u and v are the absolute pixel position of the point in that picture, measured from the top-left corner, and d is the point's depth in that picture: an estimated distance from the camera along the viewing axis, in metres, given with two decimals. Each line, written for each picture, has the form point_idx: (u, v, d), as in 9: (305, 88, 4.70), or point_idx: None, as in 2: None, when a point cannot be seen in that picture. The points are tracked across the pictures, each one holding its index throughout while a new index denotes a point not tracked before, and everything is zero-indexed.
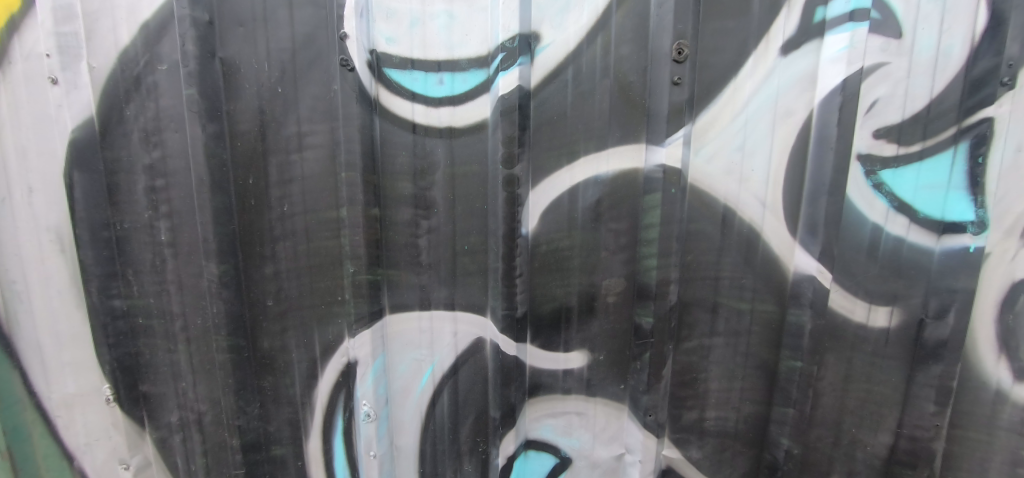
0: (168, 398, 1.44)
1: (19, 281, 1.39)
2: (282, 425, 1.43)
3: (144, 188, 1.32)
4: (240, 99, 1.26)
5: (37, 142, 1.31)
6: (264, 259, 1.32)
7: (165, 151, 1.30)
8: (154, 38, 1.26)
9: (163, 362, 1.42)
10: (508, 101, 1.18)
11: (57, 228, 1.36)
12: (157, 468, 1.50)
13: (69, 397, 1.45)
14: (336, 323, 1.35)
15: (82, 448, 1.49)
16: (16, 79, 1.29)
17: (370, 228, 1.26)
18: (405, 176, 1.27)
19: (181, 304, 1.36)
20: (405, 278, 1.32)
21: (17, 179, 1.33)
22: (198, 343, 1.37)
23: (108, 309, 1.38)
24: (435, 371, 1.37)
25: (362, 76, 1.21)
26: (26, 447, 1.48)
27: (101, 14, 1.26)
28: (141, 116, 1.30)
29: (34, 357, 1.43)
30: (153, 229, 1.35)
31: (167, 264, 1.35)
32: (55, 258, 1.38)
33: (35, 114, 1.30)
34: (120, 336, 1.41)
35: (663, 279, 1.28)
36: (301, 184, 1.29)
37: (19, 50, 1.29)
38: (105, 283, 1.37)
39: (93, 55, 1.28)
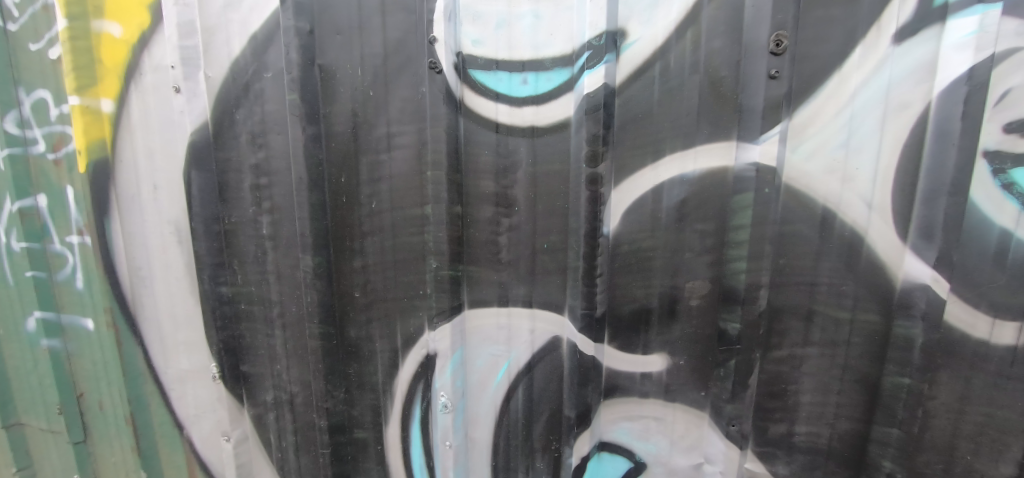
0: (265, 378, 1.55)
1: (144, 267, 1.57)
2: (365, 411, 1.51)
3: (250, 186, 1.44)
4: (336, 103, 1.34)
5: (163, 145, 1.48)
6: (353, 253, 1.40)
7: (269, 152, 1.41)
8: (263, 48, 1.37)
9: (261, 345, 1.53)
10: (593, 99, 1.17)
11: (175, 221, 1.52)
12: (253, 442, 1.61)
13: (182, 373, 1.61)
14: (418, 316, 1.39)
15: (190, 419, 1.64)
16: (148, 89, 1.47)
17: (453, 225, 1.30)
18: (487, 175, 1.29)
19: (279, 292, 1.47)
20: (485, 275, 1.34)
21: (146, 177, 1.51)
22: (293, 329, 1.48)
23: (217, 295, 1.52)
24: (512, 367, 1.39)
25: (449, 78, 1.25)
26: (146, 414, 1.67)
27: (218, 28, 1.40)
28: (249, 120, 1.42)
29: (155, 336, 1.61)
30: (256, 223, 1.46)
31: (268, 255, 1.46)
32: (173, 248, 1.54)
33: (162, 120, 1.47)
34: (226, 320, 1.54)
35: (753, 283, 1.22)
36: (388, 182, 1.35)
37: (150, 63, 1.46)
38: (215, 271, 1.50)
39: (210, 66, 1.42)
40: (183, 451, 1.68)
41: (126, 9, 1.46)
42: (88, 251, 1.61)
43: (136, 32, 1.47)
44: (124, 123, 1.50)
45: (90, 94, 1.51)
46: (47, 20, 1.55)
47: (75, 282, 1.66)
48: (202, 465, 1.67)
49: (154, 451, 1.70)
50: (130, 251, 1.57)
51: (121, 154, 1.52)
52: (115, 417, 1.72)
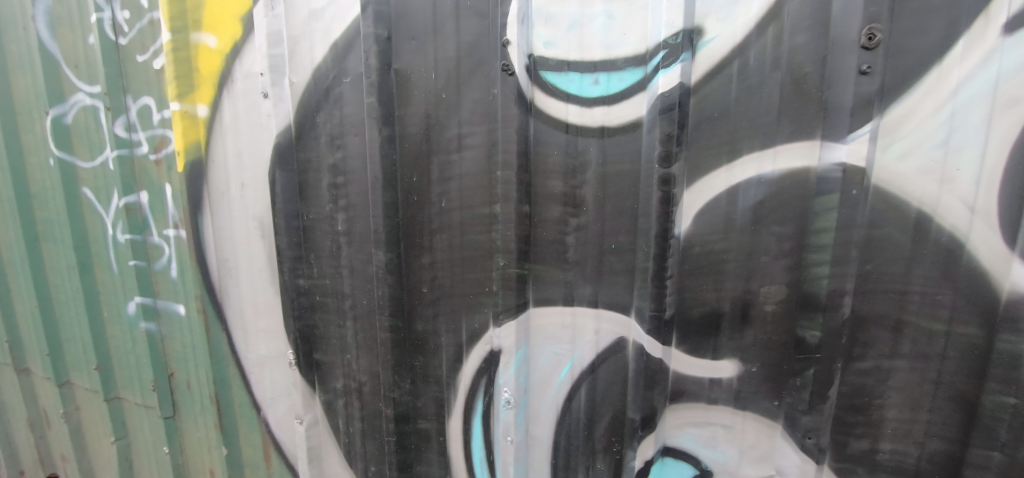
0: (336, 366, 1.64)
1: (231, 259, 1.70)
2: (428, 402, 1.56)
3: (328, 185, 1.53)
4: (411, 105, 1.40)
5: (252, 146, 1.60)
6: (423, 250, 1.45)
7: (346, 153, 1.49)
8: (343, 54, 1.45)
9: (334, 335, 1.62)
10: (668, 99, 1.15)
11: (259, 216, 1.63)
12: (323, 426, 1.71)
13: (261, 358, 1.73)
14: (483, 312, 1.43)
15: (268, 401, 1.76)
16: (238, 94, 1.59)
17: (521, 225, 1.33)
18: (556, 175, 1.31)
19: (351, 285, 1.55)
20: (551, 274, 1.36)
21: (235, 176, 1.64)
22: (363, 321, 1.55)
23: (295, 286, 1.62)
24: (575, 366, 1.39)
25: (521, 79, 1.27)
26: (228, 395, 1.81)
27: (302, 37, 1.49)
28: (328, 123, 1.50)
29: (239, 323, 1.73)
30: (332, 219, 1.54)
31: (342, 250, 1.54)
32: (257, 241, 1.66)
33: (251, 123, 1.59)
34: (303, 310, 1.64)
35: (835, 289, 1.15)
36: (458, 182, 1.39)
37: (240, 71, 1.58)
38: (294, 264, 1.60)
39: (295, 72, 1.52)
40: (259, 431, 1.81)
41: (222, 22, 1.59)
42: (183, 243, 1.77)
43: (229, 42, 1.59)
44: (217, 127, 1.64)
45: (188, 100, 1.65)
46: (152, 33, 1.70)
47: (170, 271, 1.82)
48: (277, 445, 1.78)
49: (234, 429, 1.84)
50: (219, 244, 1.70)
51: (214, 155, 1.66)
52: (200, 396, 1.87)
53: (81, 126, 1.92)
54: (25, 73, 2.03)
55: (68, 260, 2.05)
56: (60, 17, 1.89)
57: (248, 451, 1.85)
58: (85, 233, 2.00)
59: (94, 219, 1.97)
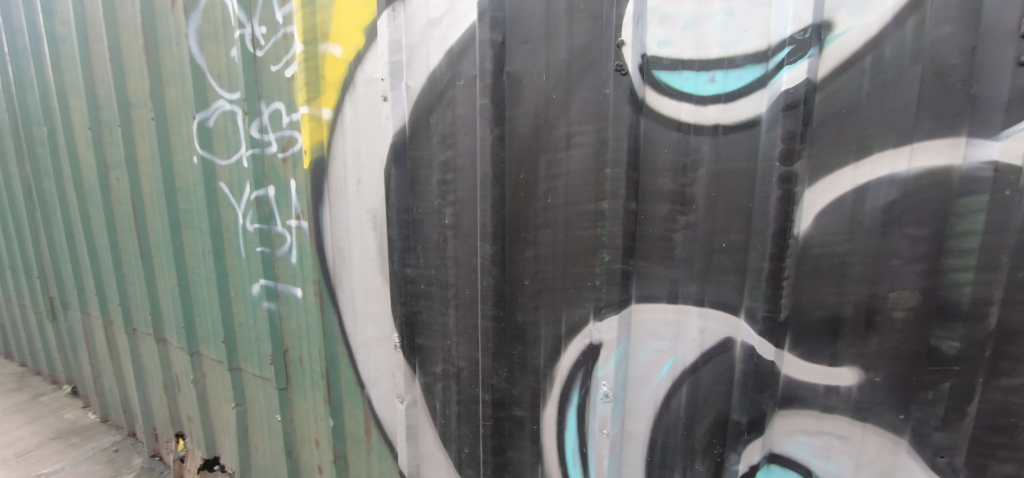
0: (436, 351, 1.75)
1: (345, 248, 1.87)
2: (524, 391, 1.62)
3: (438, 181, 1.64)
4: (521, 106, 1.48)
5: (370, 145, 1.75)
6: (527, 244, 1.52)
7: (456, 150, 1.59)
8: (458, 59, 1.55)
9: (436, 322, 1.73)
10: (793, 96, 1.13)
11: (373, 209, 1.79)
12: (420, 407, 1.82)
13: (368, 339, 1.89)
14: (583, 306, 1.47)
15: (372, 380, 1.91)
16: (359, 98, 1.75)
17: (629, 221, 1.36)
18: (666, 173, 1.33)
19: (456, 276, 1.66)
20: (656, 270, 1.38)
21: (353, 173, 1.81)
22: (465, 310, 1.65)
23: (403, 275, 1.75)
24: (677, 364, 1.40)
25: (635, 79, 1.31)
26: (337, 371, 2.00)
27: (420, 44, 1.62)
28: (441, 122, 1.61)
29: (350, 306, 1.90)
30: (440, 213, 1.66)
31: (449, 242, 1.65)
32: (369, 233, 1.81)
33: (370, 123, 1.74)
34: (409, 297, 1.77)
35: (980, 297, 1.06)
36: (565, 178, 1.44)
37: (362, 76, 1.74)
38: (403, 255, 1.73)
39: (412, 77, 1.65)
40: (362, 406, 1.97)
41: (347, 33, 1.76)
42: (304, 233, 1.97)
43: (353, 51, 1.76)
44: (339, 128, 1.81)
45: (315, 104, 1.85)
46: (285, 46, 1.92)
47: (291, 258, 2.04)
48: (378, 422, 1.94)
49: (340, 403, 2.02)
50: (336, 234, 1.89)
51: (335, 153, 1.84)
52: (311, 371, 2.07)
53: (221, 128, 2.20)
54: (175, 83, 2.36)
55: (204, 246, 2.35)
56: (207, 34, 2.18)
57: (351, 424, 2.02)
58: (219, 222, 2.28)
59: (227, 210, 2.24)
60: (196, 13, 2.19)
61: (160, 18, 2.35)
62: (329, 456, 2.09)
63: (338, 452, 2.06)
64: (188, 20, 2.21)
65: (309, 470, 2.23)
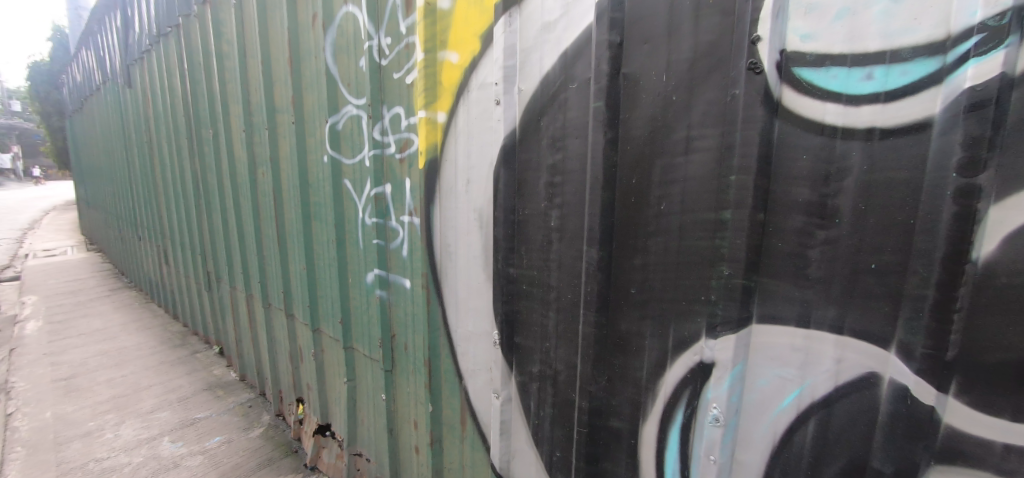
0: (533, 352, 1.78)
1: (452, 245, 1.99)
2: (623, 402, 1.58)
3: (545, 184, 1.66)
4: (637, 108, 1.43)
5: (481, 148, 1.83)
6: (636, 251, 1.48)
7: (566, 154, 1.59)
8: (572, 61, 1.54)
9: (536, 322, 1.76)
10: (980, 93, 0.93)
11: (480, 209, 1.87)
12: (515, 404, 1.87)
13: (468, 333, 1.99)
14: (695, 321, 1.39)
15: (470, 372, 2.01)
16: (474, 102, 1.83)
17: (755, 233, 1.24)
18: (803, 181, 1.20)
19: (558, 279, 1.67)
20: (784, 289, 1.25)
21: (463, 173, 1.90)
22: (566, 314, 1.65)
23: (506, 274, 1.80)
24: (803, 395, 1.25)
25: (771, 78, 1.18)
26: (438, 360, 2.14)
27: (534, 48, 1.63)
28: (552, 126, 1.62)
29: (454, 300, 2.02)
30: (546, 216, 1.67)
31: (553, 245, 1.67)
32: (475, 231, 1.90)
33: (483, 127, 1.82)
34: (510, 296, 1.82)
35: None
36: (682, 184, 1.37)
37: (477, 81, 1.81)
38: (507, 255, 1.79)
39: (524, 80, 1.67)
40: (459, 397, 2.09)
41: (464, 40, 1.85)
42: (415, 229, 2.13)
43: (469, 57, 1.84)
44: (453, 131, 1.92)
45: (431, 108, 1.97)
46: (407, 54, 2.07)
47: (402, 250, 2.21)
48: (472, 413, 2.03)
49: (439, 390, 2.16)
50: (445, 231, 2.01)
51: (448, 155, 1.95)
52: (414, 358, 2.23)
53: (348, 130, 2.45)
54: (313, 90, 2.68)
55: (328, 236, 2.65)
56: (341, 47, 2.44)
57: (448, 412, 2.15)
58: (342, 215, 2.55)
59: (350, 205, 2.50)
60: (333, 28, 2.46)
61: (304, 35, 2.69)
62: (425, 438, 2.24)
63: (434, 436, 2.20)
64: (325, 35, 2.50)
65: (407, 448, 2.42)
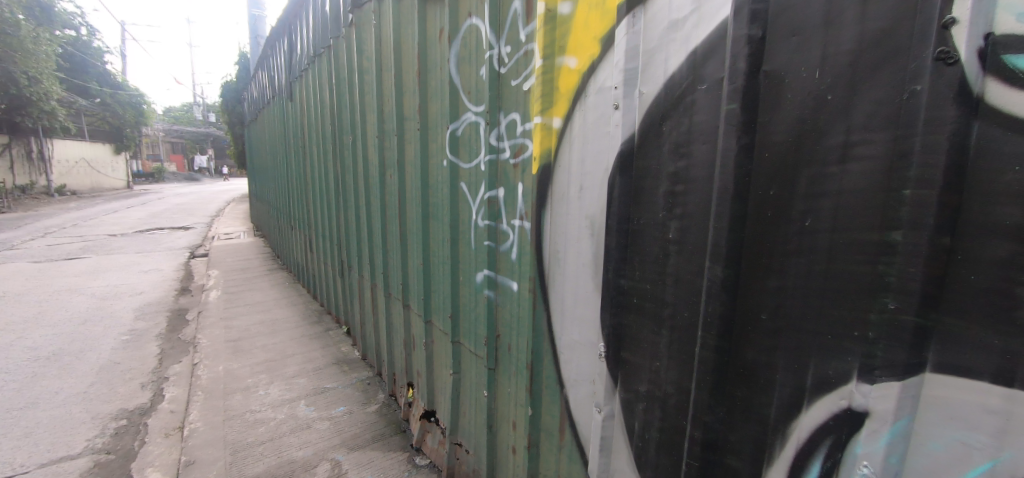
0: (642, 370, 1.70)
1: (561, 251, 1.99)
2: (744, 439, 1.42)
3: (665, 193, 1.56)
4: (780, 110, 1.25)
5: (596, 155, 1.80)
6: (770, 272, 1.31)
7: (690, 161, 1.47)
8: (702, 60, 1.41)
9: (646, 339, 1.68)
10: None
11: (591, 217, 1.84)
12: (617, 422, 1.81)
13: (573, 341, 1.97)
14: (844, 359, 1.18)
15: (573, 382, 2.00)
16: (590, 107, 1.80)
17: (935, 261, 1.01)
18: (1013, 200, 0.92)
19: (675, 295, 1.57)
20: (975, 335, 0.99)
21: (576, 179, 1.88)
22: (682, 334, 1.55)
23: (617, 285, 1.75)
24: (998, 473, 0.97)
25: (970, 69, 0.93)
26: (541, 365, 2.17)
27: (658, 48, 1.53)
28: (676, 131, 1.51)
29: (561, 307, 2.02)
30: (664, 227, 1.58)
31: (670, 259, 1.57)
32: (585, 239, 1.87)
33: (599, 132, 1.77)
34: (619, 308, 1.76)
35: None
36: (835, 198, 1.18)
37: (595, 86, 1.77)
38: (619, 266, 1.73)
39: (647, 83, 1.59)
40: (559, 405, 2.10)
41: (583, 45, 1.82)
42: (526, 233, 2.18)
43: (587, 61, 1.80)
44: (568, 136, 1.91)
45: (548, 114, 1.99)
46: (525, 61, 2.11)
47: (512, 253, 2.28)
48: (572, 423, 2.02)
49: (540, 395, 2.19)
50: (555, 237, 2.02)
51: (561, 160, 1.95)
52: (518, 360, 2.30)
53: (467, 136, 2.60)
54: (437, 99, 2.90)
55: (444, 235, 2.85)
56: (463, 57, 2.59)
57: (547, 418, 2.18)
58: (457, 217, 2.73)
59: (465, 207, 2.65)
60: (457, 41, 2.62)
61: (431, 49, 2.93)
62: (523, 441, 2.29)
63: (532, 441, 2.25)
64: (450, 47, 2.67)
65: (505, 447, 2.50)
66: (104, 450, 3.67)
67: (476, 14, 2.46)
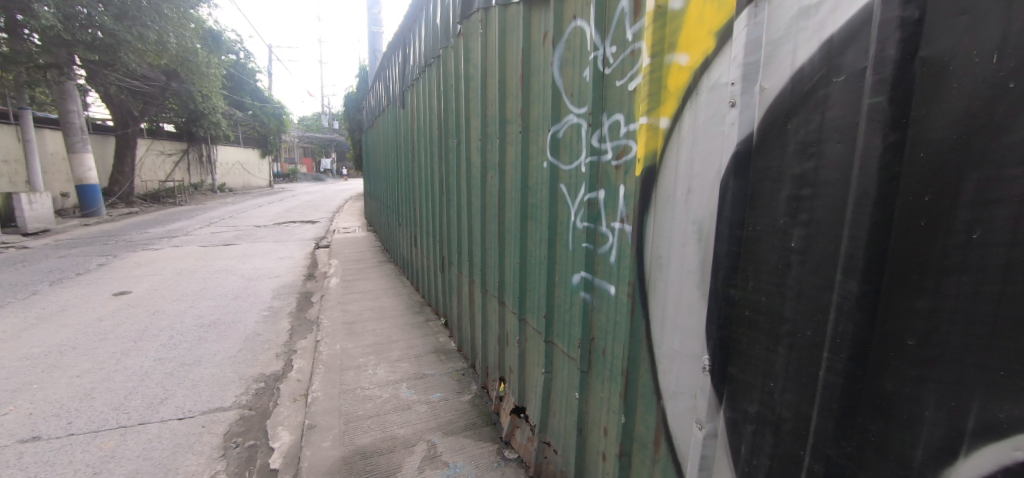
0: (752, 389, 1.57)
1: (664, 256, 1.92)
2: None
3: (788, 197, 1.42)
4: (940, 103, 1.05)
5: (706, 156, 1.70)
6: (920, 291, 1.11)
7: (820, 162, 1.32)
8: (839, 49, 1.25)
9: (759, 356, 1.55)
10: None
11: (699, 221, 1.74)
12: (720, 441, 1.70)
13: (673, 351, 1.89)
14: (1021, 401, 0.97)
15: (671, 393, 1.91)
16: (702, 105, 1.71)
17: None
18: None
19: (794, 310, 1.42)
20: None
21: (683, 182, 1.80)
22: (803, 354, 1.40)
23: (726, 295, 1.64)
24: None
25: None
26: (636, 373, 2.11)
27: (784, 40, 1.39)
28: (803, 129, 1.36)
29: (661, 314, 1.95)
30: (785, 235, 1.44)
31: (791, 270, 1.42)
32: (692, 245, 1.78)
33: (710, 131, 1.68)
34: (728, 321, 1.65)
35: None
36: (1016, 206, 0.96)
37: (708, 82, 1.68)
38: (729, 274, 1.62)
39: (769, 77, 1.46)
40: (654, 416, 2.03)
41: (696, 40, 1.73)
42: (626, 236, 2.14)
43: (701, 57, 1.71)
44: (675, 136, 1.83)
45: (654, 114, 1.92)
46: (632, 60, 2.07)
47: (611, 256, 2.26)
48: (669, 437, 1.94)
49: (634, 403, 2.14)
50: (657, 241, 1.95)
51: (668, 162, 1.88)
52: (612, 365, 2.28)
53: (568, 138, 2.63)
54: (540, 101, 2.97)
55: (542, 235, 2.93)
56: (567, 60, 2.62)
57: (641, 429, 2.12)
58: (555, 217, 2.78)
59: (564, 208, 2.68)
60: (562, 43, 2.67)
61: (535, 53, 3.01)
62: (615, 448, 2.26)
63: (624, 449, 2.20)
64: (555, 50, 2.73)
65: (594, 453, 2.49)
66: (247, 406, 4.44)
67: (581, 16, 2.47)
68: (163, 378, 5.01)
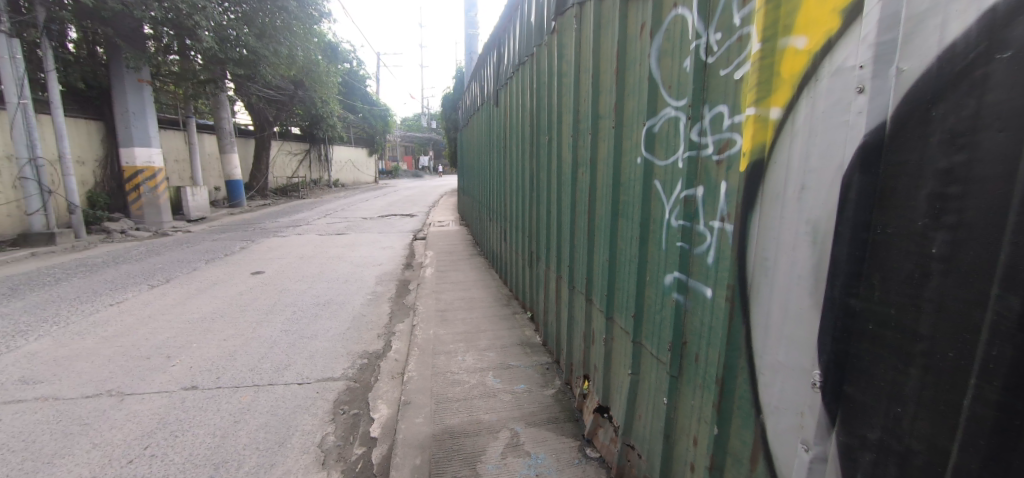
0: (873, 413, 1.39)
1: (770, 259, 1.77)
2: None
3: (930, 196, 1.22)
4: None
5: (825, 149, 1.52)
6: None
7: (974, 155, 1.12)
8: (1005, 21, 1.04)
9: (884, 376, 1.36)
10: None
11: (814, 222, 1.57)
12: (831, 467, 1.54)
13: (778, 363, 1.74)
14: None
15: (773, 408, 1.77)
16: (822, 92, 1.53)
17: None
18: None
19: (932, 326, 1.23)
20: None
21: (797, 177, 1.64)
22: (941, 378, 1.21)
23: (845, 305, 1.46)
24: None
25: None
26: (733, 383, 1.99)
27: (930, 12, 1.18)
28: (952, 116, 1.16)
29: (764, 321, 1.80)
30: (924, 239, 1.24)
31: (930, 280, 1.23)
32: (804, 247, 1.62)
33: (831, 121, 1.49)
34: (845, 334, 1.47)
35: None
36: None
37: (831, 67, 1.50)
38: (849, 282, 1.44)
39: (908, 58, 1.24)
40: (752, 431, 1.89)
41: (817, 20, 1.56)
42: (727, 236, 2.01)
43: (822, 39, 1.53)
44: (788, 128, 1.67)
45: (764, 104, 1.77)
46: (739, 48, 1.93)
47: (708, 257, 2.14)
48: (768, 456, 1.80)
49: (729, 415, 2.02)
50: (763, 242, 1.80)
51: (779, 156, 1.72)
52: (704, 372, 2.16)
53: (664, 132, 2.53)
54: (635, 95, 2.90)
55: (633, 233, 2.86)
56: (666, 51, 2.52)
57: (737, 443, 1.99)
58: (648, 215, 2.70)
59: (658, 205, 2.60)
60: (660, 34, 2.56)
61: (631, 46, 2.94)
62: (705, 460, 2.15)
63: (715, 462, 2.09)
64: (653, 42, 2.63)
65: (682, 462, 2.39)
66: (353, 379, 5.03)
67: (682, 4, 2.35)
68: (287, 348, 5.88)
